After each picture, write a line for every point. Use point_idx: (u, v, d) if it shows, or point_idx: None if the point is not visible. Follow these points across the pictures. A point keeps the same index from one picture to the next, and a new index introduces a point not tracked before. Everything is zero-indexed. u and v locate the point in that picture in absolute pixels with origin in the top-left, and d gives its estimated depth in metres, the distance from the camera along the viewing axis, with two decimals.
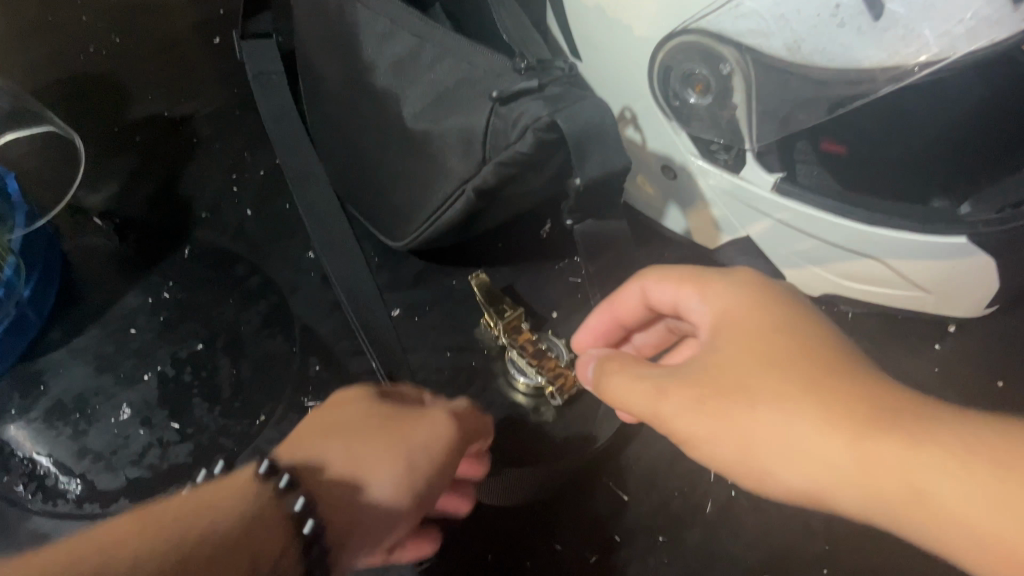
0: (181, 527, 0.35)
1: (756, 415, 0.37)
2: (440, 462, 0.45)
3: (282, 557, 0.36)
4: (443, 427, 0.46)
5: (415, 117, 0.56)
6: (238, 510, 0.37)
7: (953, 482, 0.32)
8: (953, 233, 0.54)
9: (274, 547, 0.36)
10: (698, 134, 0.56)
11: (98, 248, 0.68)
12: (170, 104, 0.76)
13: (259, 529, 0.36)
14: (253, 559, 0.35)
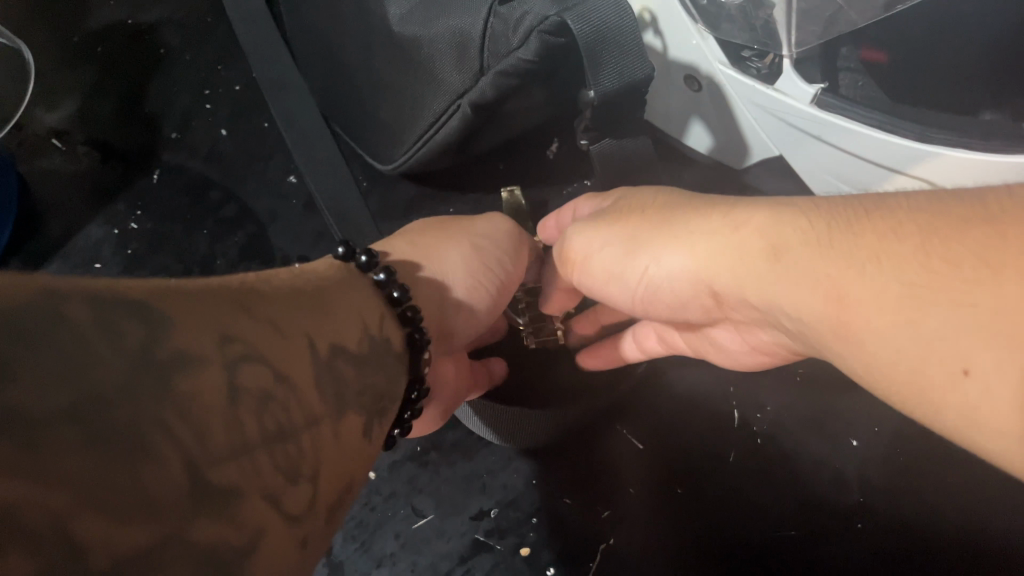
0: (289, 285, 0.31)
1: (653, 235, 0.37)
2: (501, 255, 0.45)
3: (385, 320, 0.36)
4: (497, 225, 0.46)
5: (403, 19, 0.48)
6: (340, 280, 0.35)
7: (806, 246, 0.29)
8: (1013, 149, 0.45)
9: (382, 313, 0.36)
10: (729, 38, 0.49)
11: (58, 174, 0.62)
12: (132, 10, 0.68)
13: (363, 296, 0.35)
14: (364, 314, 0.34)
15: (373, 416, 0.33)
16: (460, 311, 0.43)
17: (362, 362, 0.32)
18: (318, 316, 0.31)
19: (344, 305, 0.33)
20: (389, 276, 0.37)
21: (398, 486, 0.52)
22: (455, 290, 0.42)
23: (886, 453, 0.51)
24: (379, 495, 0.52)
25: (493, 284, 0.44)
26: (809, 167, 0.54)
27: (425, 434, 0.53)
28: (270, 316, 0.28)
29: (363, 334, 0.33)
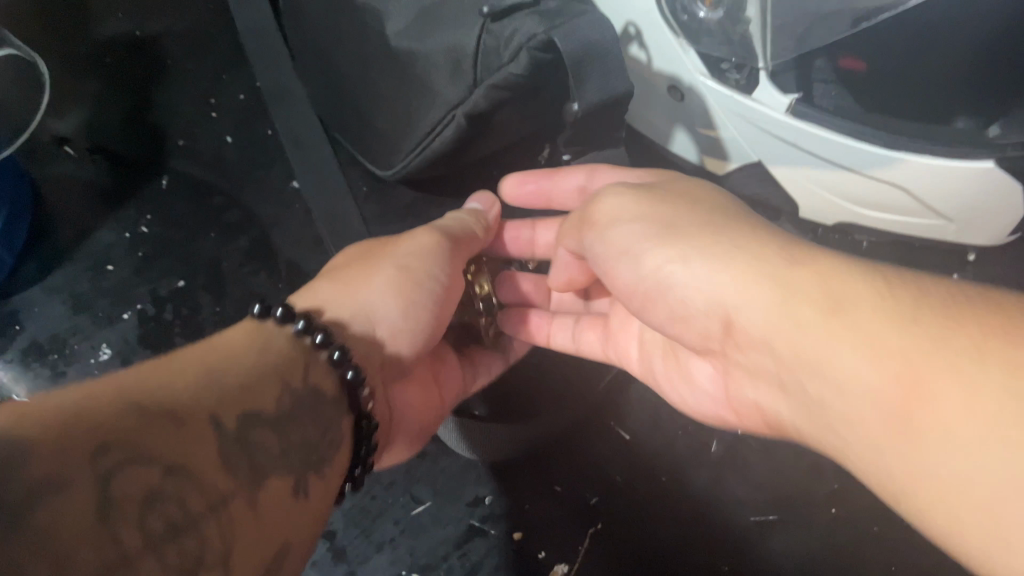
0: (200, 357, 0.34)
1: (713, 238, 0.36)
2: (435, 274, 0.47)
3: (308, 371, 0.38)
4: (431, 241, 0.48)
5: (400, 35, 0.51)
6: (252, 340, 0.37)
7: (877, 314, 0.29)
8: (981, 157, 0.50)
9: (304, 361, 0.38)
10: (708, 52, 0.51)
11: (68, 180, 0.64)
12: (138, 23, 0.71)
13: (279, 352, 0.38)
14: (280, 369, 0.36)
15: (308, 460, 0.35)
16: (392, 340, 0.45)
17: (284, 419, 0.35)
18: (229, 387, 0.33)
19: (257, 366, 0.36)
20: (306, 323, 0.39)
21: (398, 478, 0.54)
22: (381, 323, 0.45)
23: None
24: (381, 486, 0.54)
25: (421, 305, 0.46)
26: (785, 172, 0.57)
27: None
28: (179, 386, 0.31)
29: (280, 386, 0.36)
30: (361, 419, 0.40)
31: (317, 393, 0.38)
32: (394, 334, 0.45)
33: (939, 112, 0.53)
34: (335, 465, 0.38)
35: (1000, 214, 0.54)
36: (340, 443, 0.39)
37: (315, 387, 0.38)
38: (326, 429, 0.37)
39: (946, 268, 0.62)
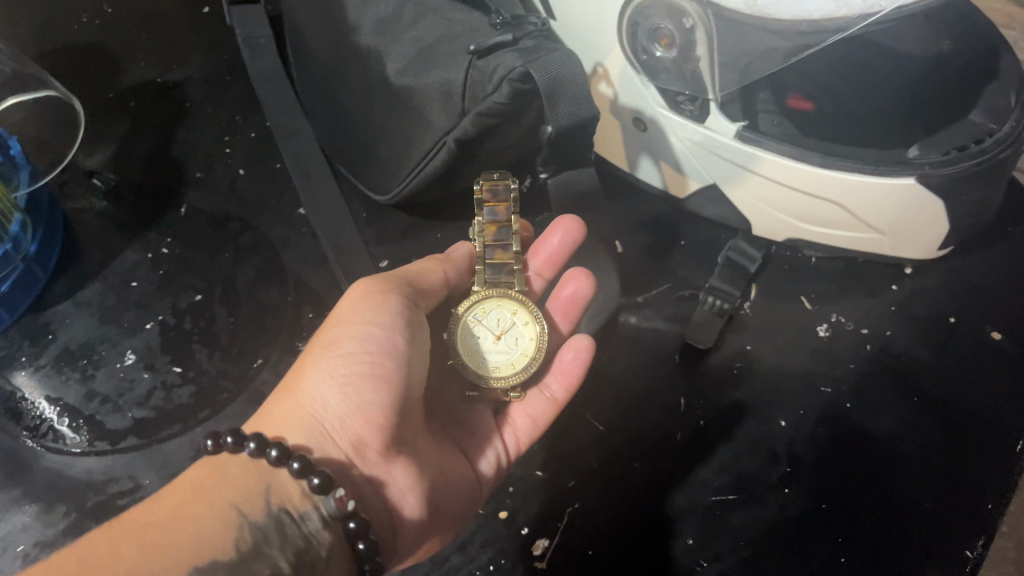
0: (179, 499, 0.42)
1: None
2: (368, 350, 0.46)
3: (266, 493, 0.43)
4: (361, 319, 0.47)
5: (399, 73, 0.59)
6: (217, 474, 0.44)
7: None
8: (901, 174, 0.58)
9: (268, 483, 0.44)
10: (665, 86, 0.60)
11: (98, 208, 0.71)
12: (161, 71, 0.79)
13: (244, 482, 0.44)
14: (234, 500, 0.42)
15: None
16: (349, 428, 0.46)
17: (245, 556, 0.40)
18: (188, 525, 0.40)
19: (213, 509, 0.41)
20: (257, 442, 0.43)
21: None
22: (330, 419, 0.46)
23: (809, 431, 0.61)
24: None
25: (361, 382, 0.46)
26: (735, 193, 0.66)
27: None
28: (127, 549, 0.38)
29: (233, 517, 0.42)
30: (347, 518, 0.44)
31: (298, 516, 0.43)
32: (347, 422, 0.46)
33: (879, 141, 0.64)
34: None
35: (928, 226, 0.62)
36: (327, 548, 0.43)
37: (281, 510, 0.43)
38: (308, 544, 0.43)
39: (886, 279, 0.69)
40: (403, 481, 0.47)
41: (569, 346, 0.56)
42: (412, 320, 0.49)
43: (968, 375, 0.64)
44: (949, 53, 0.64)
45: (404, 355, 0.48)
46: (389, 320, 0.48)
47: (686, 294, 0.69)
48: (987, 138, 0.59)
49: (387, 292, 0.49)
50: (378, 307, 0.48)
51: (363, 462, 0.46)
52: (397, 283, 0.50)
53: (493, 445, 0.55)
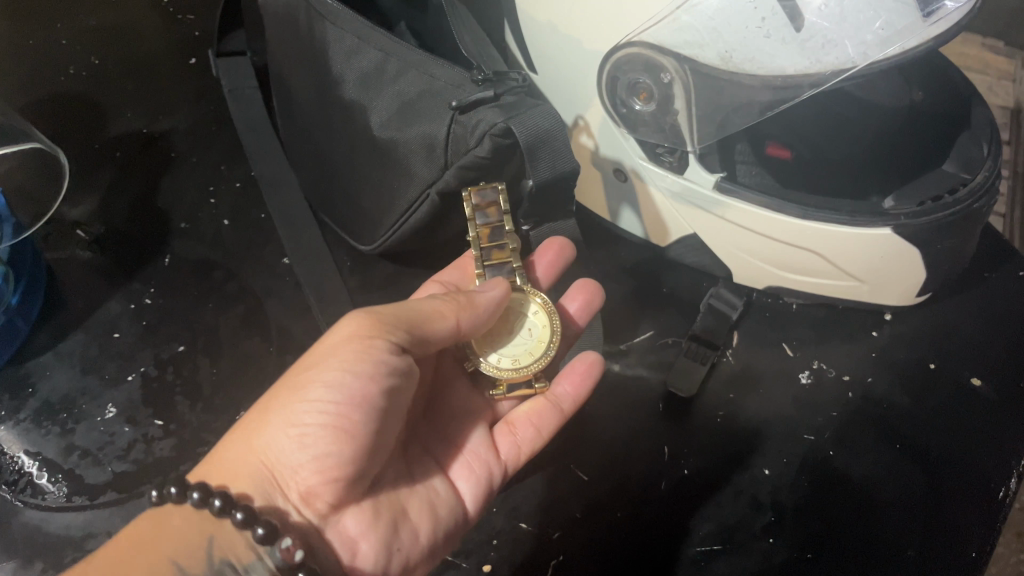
0: (116, 557, 0.41)
1: None
2: (336, 401, 0.44)
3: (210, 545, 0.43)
4: (335, 365, 0.45)
5: (383, 125, 0.60)
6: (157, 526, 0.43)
7: None
8: (877, 225, 0.59)
9: (210, 535, 0.43)
10: (644, 139, 0.61)
11: (81, 258, 0.71)
12: (148, 122, 0.80)
13: (186, 536, 0.43)
14: (174, 555, 0.42)
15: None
16: (303, 477, 0.45)
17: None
18: None
19: (153, 566, 0.41)
20: (199, 492, 0.42)
21: None
22: (285, 466, 0.45)
23: (793, 480, 0.61)
24: None
25: (323, 432, 0.44)
26: (715, 243, 0.66)
27: None
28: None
29: (173, 574, 0.41)
30: (294, 569, 0.43)
31: (242, 569, 0.43)
32: (302, 471, 0.45)
33: (856, 190, 0.66)
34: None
35: (906, 275, 0.63)
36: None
37: (223, 563, 0.43)
38: None
39: (866, 325, 0.69)
40: (355, 529, 0.46)
41: (579, 358, 0.58)
42: (393, 367, 0.47)
43: (948, 422, 0.64)
44: (922, 103, 0.66)
45: (376, 404, 0.46)
46: (366, 369, 0.45)
47: (668, 340, 0.69)
48: (960, 188, 0.60)
49: (372, 339, 0.46)
50: (355, 355, 0.46)
51: (314, 509, 0.46)
52: (392, 326, 0.47)
53: (480, 470, 0.54)
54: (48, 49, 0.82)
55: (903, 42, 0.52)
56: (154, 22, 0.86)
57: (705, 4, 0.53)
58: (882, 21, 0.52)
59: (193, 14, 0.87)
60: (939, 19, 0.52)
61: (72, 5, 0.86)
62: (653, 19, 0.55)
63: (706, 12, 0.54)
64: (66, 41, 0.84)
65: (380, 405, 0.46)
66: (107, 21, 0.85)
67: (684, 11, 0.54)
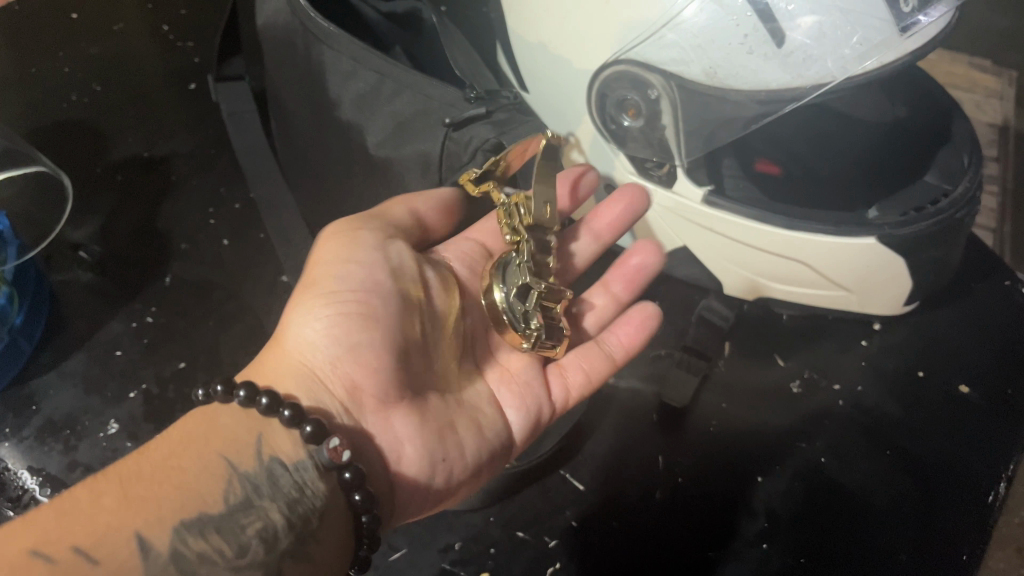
0: (165, 451, 0.41)
1: None
2: (351, 288, 0.47)
3: (256, 443, 0.43)
4: (341, 261, 0.48)
5: (379, 145, 0.63)
6: (206, 421, 0.43)
7: None
8: (861, 234, 0.61)
9: (260, 433, 0.44)
10: (634, 153, 0.64)
11: (82, 280, 0.72)
12: (148, 146, 0.81)
13: (234, 433, 0.43)
14: (222, 450, 0.42)
15: (280, 545, 0.40)
16: (342, 373, 0.46)
17: (234, 509, 0.40)
18: (162, 470, 0.40)
19: (205, 460, 0.41)
20: (247, 390, 0.43)
21: None
22: (319, 364, 0.46)
23: (786, 487, 0.62)
24: None
25: (348, 321, 0.46)
26: (706, 255, 0.68)
27: None
28: (106, 502, 0.37)
29: (223, 468, 0.41)
30: (342, 468, 0.43)
31: (292, 465, 0.43)
32: (339, 366, 0.46)
33: (844, 200, 0.66)
34: (325, 534, 0.42)
35: (893, 285, 0.64)
36: (323, 500, 0.43)
37: (273, 460, 0.43)
38: (300, 496, 0.42)
39: (855, 335, 0.71)
40: (402, 431, 0.48)
41: (637, 312, 0.62)
42: (387, 255, 0.51)
43: (938, 428, 0.65)
44: (906, 117, 0.69)
45: (389, 291, 0.49)
46: (369, 257, 0.49)
47: (661, 352, 0.70)
48: (943, 198, 0.62)
49: (363, 230, 0.51)
50: (354, 248, 0.49)
51: (359, 408, 0.47)
52: (372, 222, 0.52)
53: (530, 402, 0.56)
54: (50, 77, 0.84)
55: (880, 56, 0.54)
56: (154, 51, 0.88)
57: (689, 23, 0.56)
58: (858, 37, 0.54)
59: (193, 42, 0.90)
60: (913, 34, 0.54)
61: (74, 35, 0.88)
62: (640, 37, 0.58)
63: (690, 30, 0.56)
64: (68, 68, 0.85)
65: (392, 291, 0.49)
66: (108, 50, 0.87)
67: (670, 29, 0.56)
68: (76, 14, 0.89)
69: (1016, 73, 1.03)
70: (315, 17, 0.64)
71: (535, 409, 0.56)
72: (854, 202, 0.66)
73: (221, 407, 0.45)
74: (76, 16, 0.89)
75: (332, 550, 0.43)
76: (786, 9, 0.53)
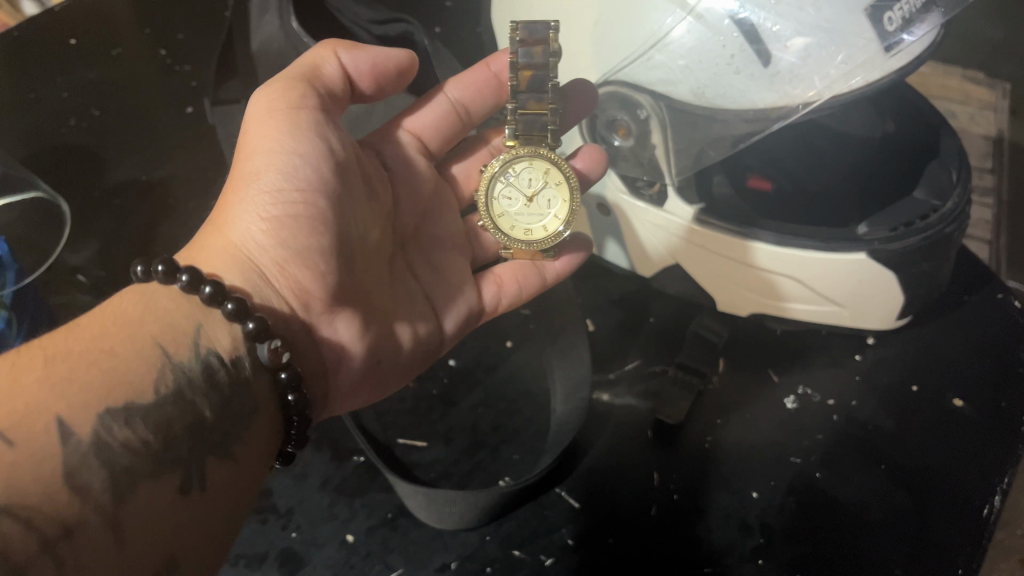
0: (93, 331, 0.42)
1: None
2: (295, 186, 0.47)
3: (200, 330, 0.45)
4: (285, 149, 0.47)
5: None
6: (142, 304, 0.44)
7: None
8: (851, 249, 0.61)
9: (198, 322, 0.45)
10: (625, 172, 0.66)
11: (80, 304, 0.73)
12: (147, 170, 0.82)
13: (174, 319, 0.44)
14: (157, 335, 0.43)
15: (206, 441, 0.41)
16: (286, 274, 0.48)
17: (165, 402, 0.41)
18: (88, 355, 0.40)
19: (136, 346, 0.42)
20: (191, 277, 0.44)
21: (373, 548, 0.61)
22: (264, 260, 0.47)
23: (780, 502, 0.62)
24: (358, 556, 0.60)
25: (290, 221, 0.47)
26: (698, 272, 0.68)
27: (395, 503, 0.63)
28: (27, 381, 0.37)
29: (157, 355, 0.42)
30: (279, 368, 0.46)
31: (230, 362, 0.45)
32: (286, 268, 0.48)
33: (836, 218, 0.67)
34: (257, 426, 0.45)
35: (883, 301, 0.64)
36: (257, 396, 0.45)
37: (209, 353, 0.44)
38: (235, 395, 0.44)
39: (849, 350, 0.71)
40: (344, 333, 0.51)
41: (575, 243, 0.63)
42: (327, 142, 0.50)
43: (931, 442, 0.65)
44: (896, 132, 0.70)
45: (332, 186, 0.49)
46: (311, 147, 0.48)
47: (656, 368, 0.71)
48: (931, 212, 0.63)
49: (301, 110, 0.49)
50: (295, 134, 0.48)
51: (306, 311, 0.49)
52: (311, 97, 0.50)
53: (462, 304, 0.61)
54: (48, 102, 0.85)
55: (867, 74, 0.55)
56: (153, 75, 0.89)
57: (677, 43, 0.57)
58: (843, 55, 0.54)
59: (190, 66, 0.91)
60: (898, 51, 0.54)
61: (74, 60, 0.88)
62: (628, 59, 0.59)
63: (678, 51, 0.57)
64: (67, 93, 0.86)
65: (335, 187, 0.49)
66: (106, 74, 0.88)
67: (657, 51, 0.58)
68: (75, 40, 0.90)
69: (1008, 86, 1.03)
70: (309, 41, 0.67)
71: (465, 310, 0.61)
72: (843, 217, 0.67)
73: (158, 288, 0.46)
74: (75, 41, 0.90)
75: (259, 444, 0.45)
76: (771, 28, 0.54)
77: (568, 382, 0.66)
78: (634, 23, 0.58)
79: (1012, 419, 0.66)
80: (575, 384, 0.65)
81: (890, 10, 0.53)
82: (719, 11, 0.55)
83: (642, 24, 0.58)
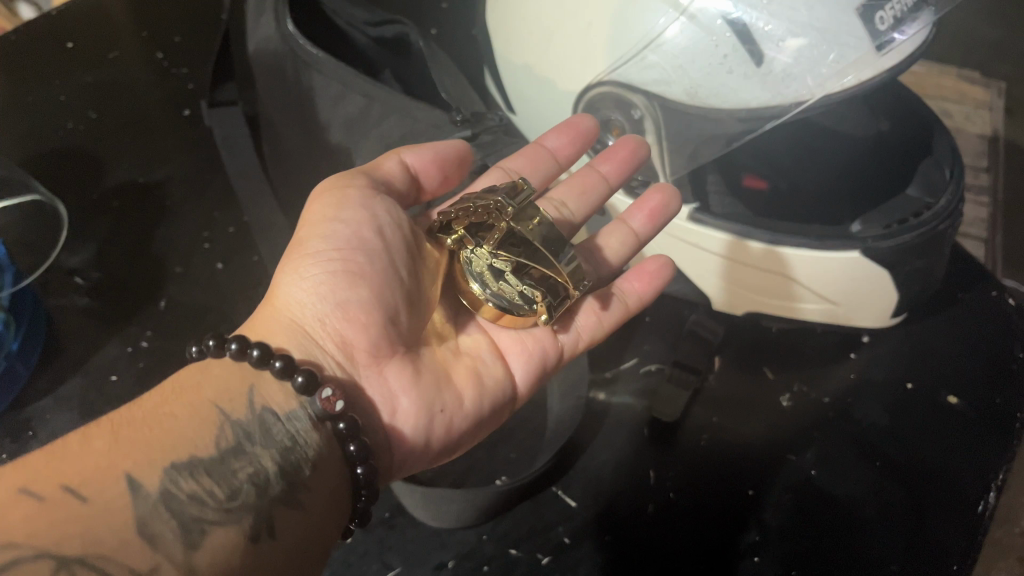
0: (156, 400, 0.42)
1: None
2: (335, 247, 0.47)
3: (251, 394, 0.44)
4: (330, 219, 0.48)
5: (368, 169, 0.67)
6: (200, 374, 0.44)
7: None
8: (845, 247, 0.62)
9: (251, 383, 0.44)
10: None
11: (78, 306, 0.73)
12: (144, 172, 0.83)
13: (226, 382, 0.44)
14: (215, 398, 0.43)
15: (271, 491, 0.41)
16: (330, 330, 0.47)
17: (225, 454, 0.41)
18: (158, 422, 0.41)
19: (195, 407, 0.42)
20: (238, 343, 0.44)
21: (371, 547, 0.61)
22: (308, 319, 0.47)
23: (777, 499, 0.63)
24: (355, 556, 0.61)
25: (334, 280, 0.47)
26: (694, 271, 0.69)
27: (392, 502, 0.63)
28: (96, 448, 0.38)
29: (215, 415, 0.42)
30: (336, 419, 0.44)
31: (284, 415, 0.44)
32: (328, 323, 0.46)
33: (830, 216, 0.67)
34: (318, 472, 0.43)
35: (878, 298, 0.65)
36: (316, 449, 0.43)
37: (264, 410, 0.44)
38: (293, 445, 0.43)
39: (845, 348, 0.72)
40: (396, 384, 0.48)
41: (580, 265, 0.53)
42: (376, 211, 0.50)
43: (926, 438, 0.66)
44: (891, 131, 0.70)
45: (376, 250, 0.49)
46: (352, 214, 0.49)
47: (652, 367, 0.71)
48: (924, 210, 0.63)
49: (347, 190, 0.50)
50: (340, 205, 0.49)
51: (353, 365, 0.47)
52: (354, 176, 0.51)
53: (532, 346, 0.56)
54: (45, 105, 0.85)
55: (859, 73, 0.55)
56: (150, 78, 0.90)
57: (670, 43, 0.57)
58: (836, 54, 0.55)
59: (187, 69, 0.91)
60: (890, 49, 0.55)
61: (70, 64, 0.89)
62: (622, 59, 0.59)
63: (671, 50, 0.57)
64: (65, 96, 0.86)
65: (379, 248, 0.49)
66: (103, 77, 0.88)
67: (651, 50, 0.58)
68: (72, 43, 0.90)
69: (1003, 85, 1.04)
70: (307, 44, 0.67)
71: (538, 352, 0.56)
72: (837, 216, 0.67)
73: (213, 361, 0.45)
74: (72, 45, 0.90)
75: (326, 495, 0.43)
76: (763, 27, 0.55)
77: (565, 380, 0.66)
78: (628, 23, 0.58)
79: (1006, 415, 0.67)
80: (573, 382, 0.65)
81: (881, 10, 0.54)
82: (712, 11, 0.56)
83: (636, 24, 0.58)
